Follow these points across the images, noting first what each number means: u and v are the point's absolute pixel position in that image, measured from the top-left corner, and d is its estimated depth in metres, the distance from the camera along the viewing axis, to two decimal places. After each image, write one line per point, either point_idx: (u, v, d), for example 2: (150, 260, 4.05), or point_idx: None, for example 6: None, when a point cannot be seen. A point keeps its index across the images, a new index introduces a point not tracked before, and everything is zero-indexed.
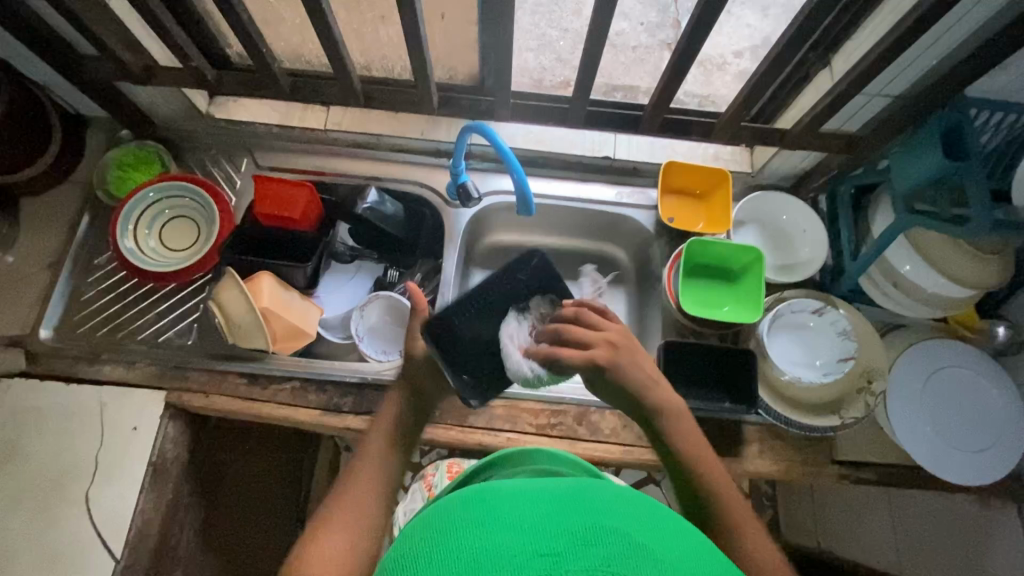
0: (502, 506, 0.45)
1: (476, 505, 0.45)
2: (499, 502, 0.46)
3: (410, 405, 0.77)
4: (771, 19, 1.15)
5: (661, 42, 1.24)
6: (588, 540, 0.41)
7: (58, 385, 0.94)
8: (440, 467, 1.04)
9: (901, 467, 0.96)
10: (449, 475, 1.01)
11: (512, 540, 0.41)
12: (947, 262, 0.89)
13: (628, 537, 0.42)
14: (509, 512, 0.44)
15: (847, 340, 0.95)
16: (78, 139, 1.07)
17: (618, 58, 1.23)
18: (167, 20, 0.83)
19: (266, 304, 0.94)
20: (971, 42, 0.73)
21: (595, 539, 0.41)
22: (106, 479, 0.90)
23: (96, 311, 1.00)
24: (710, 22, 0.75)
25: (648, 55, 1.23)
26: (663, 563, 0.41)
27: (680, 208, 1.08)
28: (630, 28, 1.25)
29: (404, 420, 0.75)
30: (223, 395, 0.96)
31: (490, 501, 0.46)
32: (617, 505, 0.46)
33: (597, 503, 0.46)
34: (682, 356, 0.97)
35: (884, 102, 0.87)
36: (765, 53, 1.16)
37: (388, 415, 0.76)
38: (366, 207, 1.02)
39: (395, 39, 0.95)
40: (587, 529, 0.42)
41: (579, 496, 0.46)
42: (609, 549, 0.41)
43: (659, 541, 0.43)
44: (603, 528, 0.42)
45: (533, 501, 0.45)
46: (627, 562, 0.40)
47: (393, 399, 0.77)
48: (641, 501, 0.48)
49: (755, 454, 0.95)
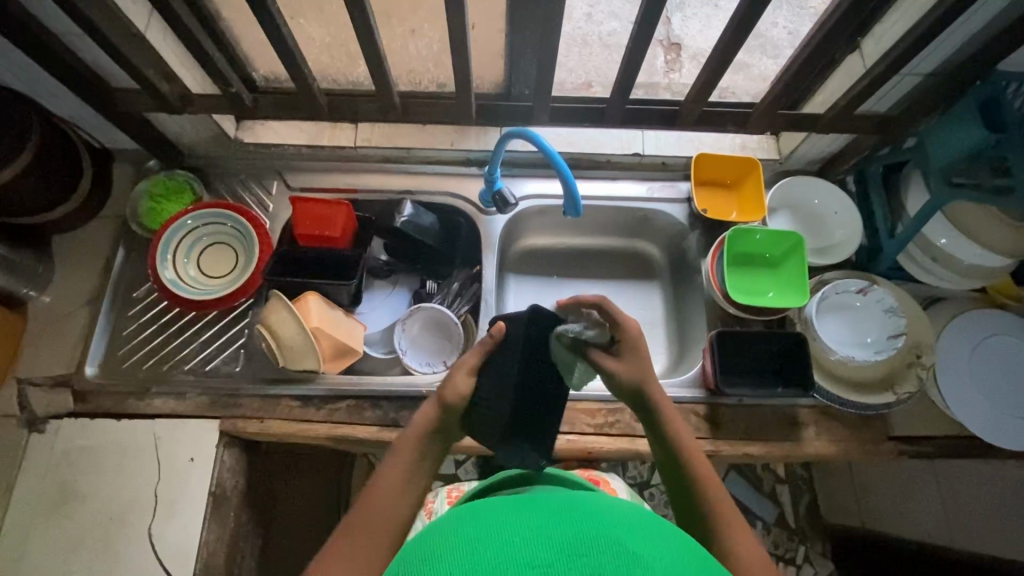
0: (498, 519, 0.46)
1: (476, 517, 0.47)
2: (487, 519, 0.46)
3: (438, 433, 0.70)
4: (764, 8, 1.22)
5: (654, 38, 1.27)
6: (576, 550, 0.41)
7: (110, 422, 0.93)
8: (440, 493, 1.01)
9: (960, 439, 0.97)
10: (449, 499, 0.98)
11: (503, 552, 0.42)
12: (986, 233, 0.92)
13: (620, 547, 0.42)
14: (496, 525, 0.45)
15: (895, 316, 0.94)
16: (106, 175, 1.06)
17: (611, 57, 1.24)
18: (208, 49, 0.82)
19: (315, 322, 0.93)
20: (1010, 14, 0.74)
21: (587, 549, 0.42)
22: (168, 514, 0.89)
23: (140, 344, 0.99)
24: (756, 14, 0.75)
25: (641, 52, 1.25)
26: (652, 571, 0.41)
27: (712, 199, 1.09)
28: (621, 28, 1.26)
29: (428, 445, 0.69)
30: (277, 419, 0.95)
31: (486, 514, 0.47)
32: (612, 515, 0.46)
33: (589, 514, 0.46)
34: (736, 346, 0.96)
35: (917, 80, 0.89)
36: (756, 42, 1.21)
37: (403, 458, 0.67)
38: (403, 222, 1.02)
39: (425, 53, 0.96)
40: (577, 540, 0.42)
41: (573, 510, 0.47)
42: (599, 558, 0.41)
43: (648, 549, 0.43)
44: (593, 538, 0.43)
45: (524, 516, 0.46)
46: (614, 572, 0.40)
47: (427, 413, 0.71)
48: (638, 516, 0.48)
49: (813, 436, 0.95)
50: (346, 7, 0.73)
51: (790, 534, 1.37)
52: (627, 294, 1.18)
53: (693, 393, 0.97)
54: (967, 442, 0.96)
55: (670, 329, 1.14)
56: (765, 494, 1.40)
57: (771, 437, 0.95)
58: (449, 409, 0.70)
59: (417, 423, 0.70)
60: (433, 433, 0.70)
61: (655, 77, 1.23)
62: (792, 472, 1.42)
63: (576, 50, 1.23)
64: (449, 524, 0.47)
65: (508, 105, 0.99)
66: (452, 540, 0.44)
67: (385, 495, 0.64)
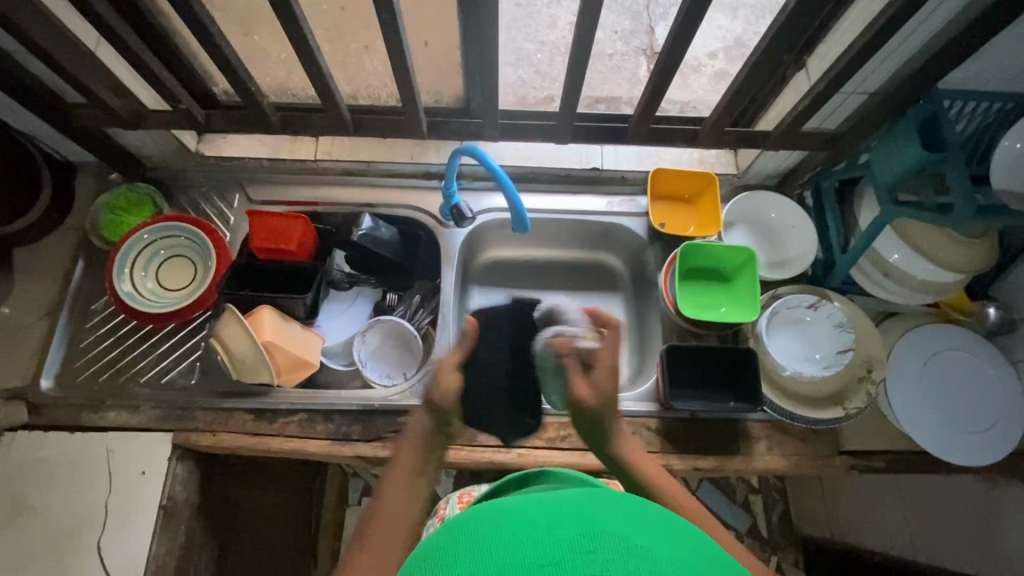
0: (510, 519, 0.46)
1: (488, 520, 0.47)
2: (497, 521, 0.46)
3: (433, 430, 0.70)
4: (741, 20, 1.22)
5: (636, 49, 1.27)
6: (587, 545, 0.41)
7: (63, 434, 0.94)
8: (451, 498, 0.99)
9: (910, 454, 0.97)
10: (461, 504, 0.96)
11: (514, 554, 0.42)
12: (937, 250, 0.92)
13: (628, 540, 0.42)
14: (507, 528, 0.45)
15: (844, 331, 0.95)
16: (68, 187, 1.07)
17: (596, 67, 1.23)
18: (155, 67, 0.83)
19: (267, 336, 0.94)
20: (942, 35, 0.75)
21: (595, 546, 0.42)
22: (117, 527, 0.89)
23: (96, 356, 1.00)
24: (690, 33, 0.77)
25: (625, 62, 1.25)
26: (660, 567, 0.41)
27: (671, 212, 1.10)
28: (604, 37, 1.28)
29: (426, 444, 0.69)
30: (231, 432, 0.96)
31: (498, 518, 0.47)
32: (624, 514, 0.46)
33: (601, 512, 0.46)
34: (687, 361, 0.97)
35: (861, 99, 0.90)
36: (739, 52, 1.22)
37: (405, 465, 0.65)
38: (361, 234, 1.02)
39: (380, 68, 0.97)
40: (585, 535, 0.42)
41: (586, 506, 0.47)
42: (606, 554, 0.41)
43: (656, 544, 0.43)
44: (601, 534, 0.43)
45: (536, 515, 0.46)
46: (623, 565, 0.40)
47: (418, 416, 0.72)
48: (643, 513, 0.48)
49: (763, 451, 0.96)
50: (283, 27, 0.74)
51: (762, 544, 1.38)
52: (591, 307, 1.19)
53: (645, 408, 0.97)
54: (917, 456, 0.96)
55: (631, 342, 1.15)
56: (738, 504, 1.40)
57: (721, 452, 0.95)
58: (440, 413, 0.73)
59: (414, 426, 0.71)
60: (430, 439, 0.70)
61: (635, 88, 1.21)
62: (764, 482, 1.43)
63: (562, 60, 1.23)
64: (462, 526, 0.47)
65: (461, 121, 1.00)
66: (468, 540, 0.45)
67: (394, 501, 0.61)
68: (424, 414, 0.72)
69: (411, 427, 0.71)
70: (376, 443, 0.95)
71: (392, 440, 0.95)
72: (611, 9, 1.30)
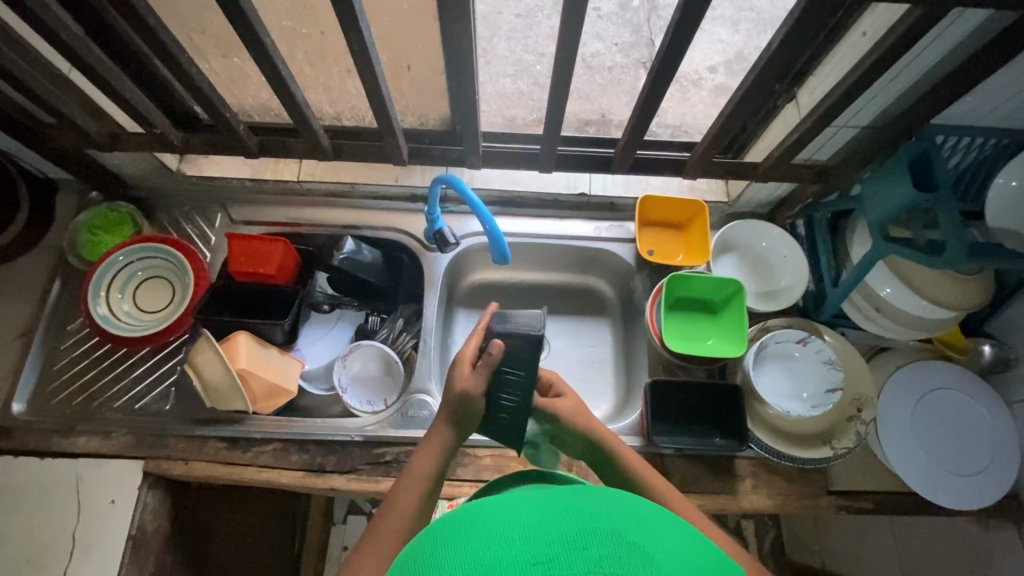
0: (496, 511, 0.43)
1: (472, 513, 0.44)
2: (488, 509, 0.43)
3: (447, 450, 0.73)
4: (742, 33, 1.14)
5: (635, 61, 1.19)
6: (580, 543, 0.39)
7: (32, 462, 0.92)
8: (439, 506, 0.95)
9: (899, 495, 0.94)
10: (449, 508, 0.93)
11: (504, 551, 0.39)
12: (930, 287, 0.89)
13: (621, 537, 0.40)
14: (500, 522, 0.41)
15: (833, 369, 0.93)
16: (47, 206, 1.05)
17: (594, 78, 1.17)
18: (125, 90, 0.81)
19: (243, 364, 0.92)
20: (934, 72, 0.73)
21: (589, 542, 0.39)
22: (83, 558, 0.87)
23: (70, 379, 0.98)
24: (674, 63, 0.75)
25: (624, 75, 1.18)
26: (654, 561, 0.39)
27: (659, 240, 1.09)
28: (604, 49, 1.21)
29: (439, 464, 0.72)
30: (202, 461, 0.94)
31: (484, 507, 0.44)
32: (615, 506, 0.44)
33: (595, 503, 0.44)
34: (671, 395, 0.96)
35: (852, 133, 0.88)
36: (739, 67, 1.14)
37: (416, 480, 0.70)
38: (342, 258, 0.99)
39: (360, 92, 0.95)
40: (578, 532, 0.40)
41: (577, 497, 0.45)
42: (601, 550, 0.39)
43: (650, 539, 0.41)
44: (594, 531, 0.40)
45: (526, 505, 0.43)
46: (617, 563, 0.38)
47: (438, 432, 0.74)
48: (636, 504, 0.45)
49: (748, 490, 0.93)
50: (253, 53, 0.72)
51: None
52: (578, 333, 1.16)
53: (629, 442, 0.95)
54: (907, 498, 0.94)
55: (618, 369, 1.12)
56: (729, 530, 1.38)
57: (705, 490, 0.93)
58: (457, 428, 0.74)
59: (431, 441, 0.74)
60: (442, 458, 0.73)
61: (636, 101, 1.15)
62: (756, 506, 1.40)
63: None
64: (448, 517, 0.44)
65: (444, 148, 1.01)
66: (453, 534, 0.42)
67: (402, 512, 0.67)
68: (445, 423, 0.74)
69: (429, 439, 0.74)
70: (350, 475, 0.93)
71: (367, 473, 0.93)
72: (612, 20, 1.24)
